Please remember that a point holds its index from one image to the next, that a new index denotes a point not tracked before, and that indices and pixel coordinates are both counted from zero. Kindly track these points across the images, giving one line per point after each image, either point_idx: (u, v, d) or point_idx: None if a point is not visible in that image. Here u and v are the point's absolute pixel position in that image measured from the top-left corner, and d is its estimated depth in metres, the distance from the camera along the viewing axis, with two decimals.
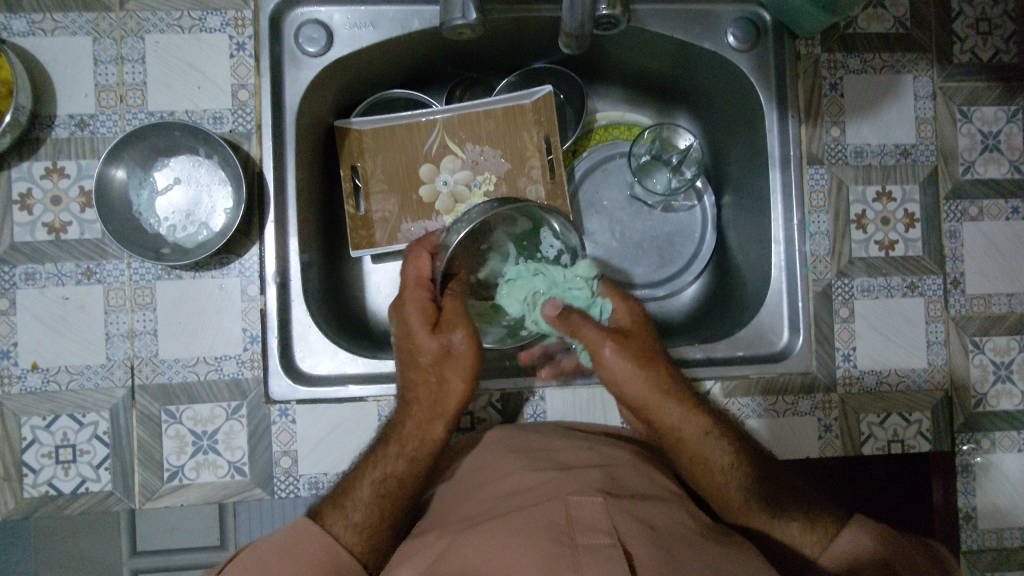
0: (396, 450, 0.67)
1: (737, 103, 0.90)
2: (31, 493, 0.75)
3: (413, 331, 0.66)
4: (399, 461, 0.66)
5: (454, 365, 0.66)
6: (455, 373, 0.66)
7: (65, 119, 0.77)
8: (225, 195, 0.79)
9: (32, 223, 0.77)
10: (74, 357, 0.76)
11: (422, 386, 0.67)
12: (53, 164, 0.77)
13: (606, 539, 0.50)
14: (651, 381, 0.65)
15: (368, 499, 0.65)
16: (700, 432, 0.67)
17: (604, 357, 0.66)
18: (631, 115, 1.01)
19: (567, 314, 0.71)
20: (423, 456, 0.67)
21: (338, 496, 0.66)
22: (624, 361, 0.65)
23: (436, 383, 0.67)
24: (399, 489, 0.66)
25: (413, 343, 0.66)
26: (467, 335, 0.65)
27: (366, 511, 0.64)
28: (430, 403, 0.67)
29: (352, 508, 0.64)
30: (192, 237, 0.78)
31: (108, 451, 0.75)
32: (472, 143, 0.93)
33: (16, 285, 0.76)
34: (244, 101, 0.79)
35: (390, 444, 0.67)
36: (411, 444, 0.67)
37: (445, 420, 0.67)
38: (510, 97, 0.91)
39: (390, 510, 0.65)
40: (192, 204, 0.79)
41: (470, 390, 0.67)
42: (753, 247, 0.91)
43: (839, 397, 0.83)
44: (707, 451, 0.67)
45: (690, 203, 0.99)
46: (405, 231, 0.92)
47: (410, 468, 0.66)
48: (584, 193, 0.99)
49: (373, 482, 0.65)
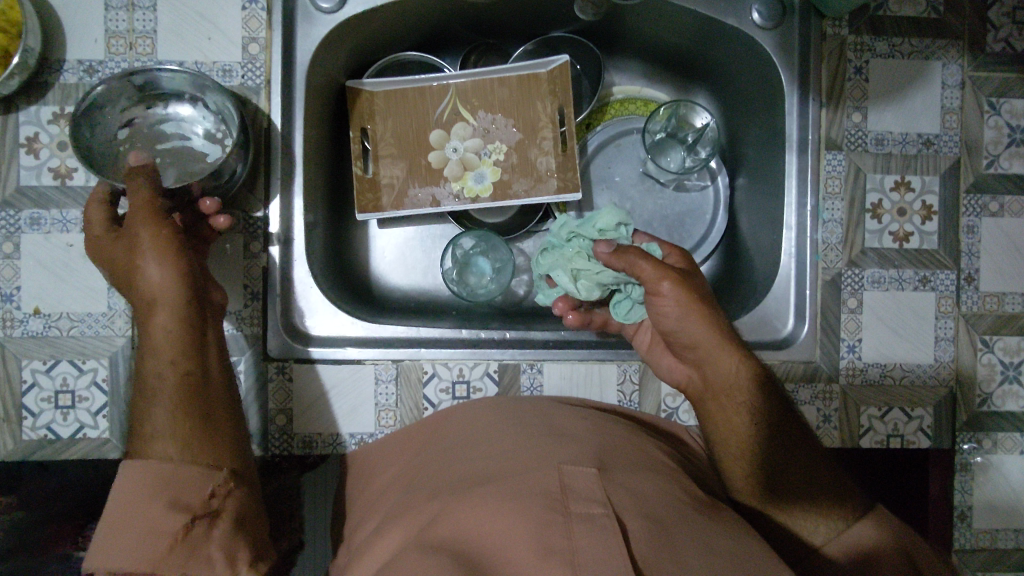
0: (160, 351, 0.63)
1: (757, 82, 0.88)
2: (29, 436, 0.75)
3: (108, 243, 0.66)
4: (169, 360, 0.62)
5: (151, 255, 0.63)
6: (150, 260, 0.63)
7: (74, 65, 0.77)
8: (223, 142, 0.80)
9: (38, 168, 0.76)
10: (76, 304, 0.76)
11: (144, 285, 0.64)
12: (60, 110, 0.77)
13: (600, 510, 0.50)
14: (704, 321, 0.68)
15: (163, 417, 0.60)
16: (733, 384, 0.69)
17: (660, 292, 0.67)
18: (649, 90, 0.99)
19: (623, 252, 0.68)
20: (186, 336, 0.64)
21: (139, 428, 0.61)
22: (682, 297, 0.67)
23: (149, 279, 0.63)
24: (185, 386, 0.62)
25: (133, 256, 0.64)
26: (140, 224, 0.64)
27: (173, 426, 0.60)
28: (159, 295, 0.63)
29: (163, 431, 0.60)
30: (177, 178, 0.77)
31: (106, 399, 0.76)
32: (484, 110, 0.92)
33: (20, 230, 0.75)
34: (254, 54, 0.78)
35: (154, 352, 0.63)
36: (162, 339, 0.63)
37: (192, 307, 0.65)
38: (525, 65, 0.89)
39: (196, 412, 0.62)
40: (183, 148, 0.79)
41: (189, 272, 0.65)
42: (763, 232, 0.89)
43: (840, 387, 0.82)
44: (731, 404, 0.69)
45: (704, 183, 0.98)
46: (412, 196, 0.91)
47: (181, 363, 0.63)
48: (596, 167, 0.97)
49: (160, 397, 0.61)
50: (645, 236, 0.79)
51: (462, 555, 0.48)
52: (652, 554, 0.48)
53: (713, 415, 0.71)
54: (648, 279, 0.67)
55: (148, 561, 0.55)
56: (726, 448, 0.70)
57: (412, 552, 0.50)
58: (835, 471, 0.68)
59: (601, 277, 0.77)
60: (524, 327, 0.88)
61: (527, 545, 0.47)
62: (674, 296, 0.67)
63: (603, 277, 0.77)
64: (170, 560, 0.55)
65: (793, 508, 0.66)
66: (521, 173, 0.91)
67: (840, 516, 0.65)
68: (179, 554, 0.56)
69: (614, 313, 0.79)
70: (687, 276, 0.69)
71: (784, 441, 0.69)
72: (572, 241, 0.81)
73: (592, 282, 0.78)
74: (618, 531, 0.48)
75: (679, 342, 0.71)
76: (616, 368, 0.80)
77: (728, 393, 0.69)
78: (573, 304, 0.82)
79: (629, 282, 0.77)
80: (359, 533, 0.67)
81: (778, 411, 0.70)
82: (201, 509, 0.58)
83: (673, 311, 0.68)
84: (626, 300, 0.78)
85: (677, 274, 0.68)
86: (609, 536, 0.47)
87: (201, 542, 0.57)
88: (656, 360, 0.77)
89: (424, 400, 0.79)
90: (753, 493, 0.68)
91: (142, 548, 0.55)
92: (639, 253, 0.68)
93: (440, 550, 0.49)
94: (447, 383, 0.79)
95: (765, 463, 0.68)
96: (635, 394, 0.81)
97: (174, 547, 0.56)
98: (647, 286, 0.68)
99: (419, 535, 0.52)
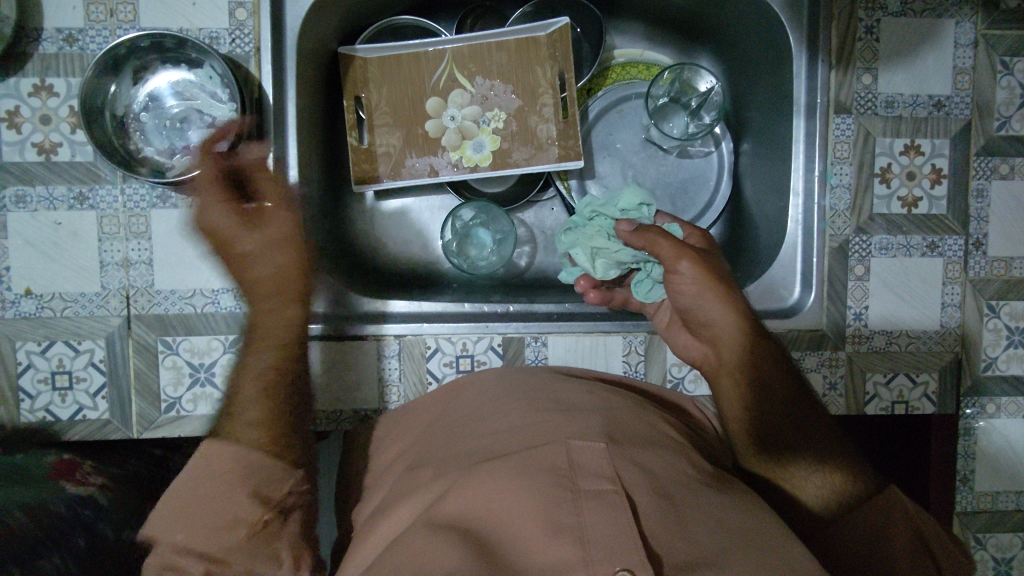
0: (262, 342, 0.65)
1: (765, 42, 0.85)
2: (28, 418, 0.74)
3: (231, 221, 0.62)
4: (269, 350, 0.65)
5: (279, 252, 0.64)
6: (275, 253, 0.64)
7: (52, 33, 0.73)
8: (227, 103, 0.75)
9: (21, 143, 0.73)
10: (68, 284, 0.74)
11: (262, 273, 0.64)
12: (41, 81, 0.73)
13: (607, 483, 0.49)
14: (716, 296, 0.67)
15: (257, 399, 0.62)
16: (740, 359, 0.69)
17: (675, 268, 0.67)
18: (650, 53, 0.96)
19: (642, 229, 0.69)
20: (292, 334, 0.66)
21: (234, 410, 0.61)
22: (700, 275, 0.67)
23: (271, 269, 0.64)
24: (282, 379, 0.64)
25: (229, 241, 0.63)
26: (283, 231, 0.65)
27: (264, 415, 0.61)
28: (273, 289, 0.65)
29: (256, 418, 0.61)
30: (195, 160, 0.74)
31: (105, 379, 0.74)
32: (482, 76, 0.89)
33: (6, 208, 0.73)
34: (241, 20, 0.75)
35: (259, 344, 0.65)
36: (269, 329, 0.65)
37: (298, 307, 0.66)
38: (524, 28, 0.86)
39: (286, 408, 0.63)
40: (193, 115, 0.76)
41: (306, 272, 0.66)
42: (769, 199, 0.88)
43: (845, 354, 0.82)
44: (740, 378, 0.69)
45: (707, 149, 0.96)
46: (409, 166, 0.89)
47: (284, 359, 0.65)
48: (597, 134, 0.95)
49: (255, 384, 0.63)
50: (666, 216, 0.78)
51: (473, 532, 0.48)
52: (658, 521, 0.48)
53: (720, 390, 0.71)
54: (665, 256, 0.67)
55: (221, 545, 0.54)
56: (731, 421, 0.70)
57: (420, 528, 0.49)
58: (841, 442, 0.68)
59: (622, 255, 0.76)
60: (527, 300, 0.86)
61: (534, 522, 0.46)
62: (691, 275, 0.67)
63: (626, 255, 0.76)
64: (244, 549, 0.54)
65: (798, 479, 0.66)
66: (521, 141, 0.89)
67: (843, 480, 0.65)
68: (252, 546, 0.55)
69: (636, 292, 0.77)
70: (704, 253, 0.68)
71: (791, 414, 0.68)
72: (595, 219, 0.80)
73: (612, 261, 0.77)
74: (629, 508, 0.47)
75: (693, 316, 0.70)
76: (622, 339, 0.80)
77: (736, 366, 0.69)
78: (595, 282, 0.82)
79: (650, 261, 0.76)
80: (362, 515, 0.66)
81: (788, 384, 0.69)
82: (279, 506, 0.57)
83: (691, 286, 0.67)
84: (648, 280, 0.77)
85: (693, 249, 0.67)
86: (619, 513, 0.46)
87: (275, 536, 0.56)
88: (672, 338, 0.76)
89: (427, 374, 0.78)
90: (759, 465, 0.69)
91: (216, 533, 0.54)
92: (659, 232, 0.69)
93: (449, 530, 0.48)
94: (451, 357, 0.78)
95: (770, 436, 0.68)
96: (641, 364, 0.80)
97: (250, 537, 0.55)
98: (664, 263, 0.68)
99: (425, 512, 0.51)
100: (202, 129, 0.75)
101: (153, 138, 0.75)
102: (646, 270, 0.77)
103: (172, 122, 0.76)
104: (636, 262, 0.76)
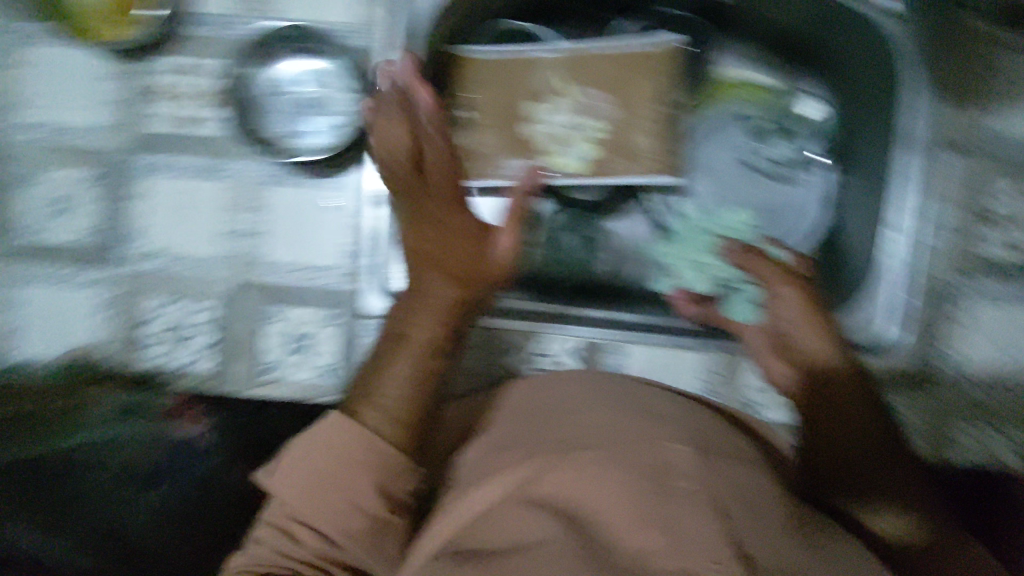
0: (418, 320, 0.67)
1: (881, 75, 0.83)
2: (141, 366, 0.80)
3: (446, 204, 0.72)
4: (430, 327, 0.66)
5: (466, 244, 0.71)
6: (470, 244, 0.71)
7: (208, 18, 0.80)
8: (350, 93, 0.80)
9: (170, 115, 0.80)
10: (196, 247, 0.81)
11: (453, 255, 0.70)
12: (192, 61, 0.80)
13: (697, 488, 0.50)
14: (819, 325, 0.70)
15: (404, 377, 0.63)
16: (838, 395, 0.69)
17: (780, 293, 0.71)
18: (760, 76, 0.95)
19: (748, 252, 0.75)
20: (452, 323, 0.68)
21: (372, 390, 0.62)
22: (802, 301, 0.71)
23: (468, 255, 0.70)
24: (431, 358, 0.65)
25: (449, 215, 0.72)
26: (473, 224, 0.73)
27: (404, 399, 0.62)
28: (452, 265, 0.69)
29: (391, 401, 0.62)
30: (314, 144, 0.78)
31: (214, 337, 0.80)
32: (586, 86, 0.90)
33: (151, 171, 0.80)
34: (373, 17, 0.80)
35: (408, 342, 0.65)
36: (429, 312, 0.67)
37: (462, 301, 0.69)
38: (635, 41, 0.88)
39: (426, 399, 0.64)
40: (316, 103, 0.80)
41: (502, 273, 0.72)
42: (868, 232, 0.87)
43: (928, 395, 0.81)
44: (832, 411, 0.69)
45: (807, 178, 0.95)
46: (503, 167, 0.90)
47: (445, 337, 0.66)
48: (698, 151, 0.97)
49: (405, 369, 0.63)
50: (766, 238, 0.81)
51: (567, 516, 0.50)
52: (748, 533, 0.48)
53: (807, 420, 0.70)
54: (771, 281, 0.72)
55: (341, 530, 0.55)
56: (816, 454, 0.69)
57: (512, 506, 0.52)
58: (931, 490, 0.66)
59: (720, 271, 0.86)
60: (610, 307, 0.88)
61: (625, 514, 0.48)
62: (793, 300, 0.71)
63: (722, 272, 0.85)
64: (357, 541, 0.55)
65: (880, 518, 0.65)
66: (620, 153, 0.90)
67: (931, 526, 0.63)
68: (370, 539, 0.55)
69: (732, 311, 0.83)
70: (807, 280, 0.73)
71: (882, 454, 0.66)
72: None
73: (710, 275, 0.87)
74: (719, 516, 0.48)
75: (793, 344, 0.72)
76: (701, 357, 0.80)
77: (829, 398, 0.69)
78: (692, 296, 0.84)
79: (746, 283, 0.84)
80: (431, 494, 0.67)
81: (881, 422, 0.67)
82: (395, 503, 0.57)
83: (794, 313, 0.71)
84: (743, 300, 0.83)
85: (800, 278, 0.72)
86: (710, 521, 0.47)
87: (388, 534, 0.57)
88: (761, 360, 0.77)
89: (508, 368, 0.82)
90: (845, 499, 0.66)
91: (341, 517, 0.55)
92: (764, 256, 0.74)
93: (546, 512, 0.50)
94: (532, 355, 0.81)
95: (857, 473, 0.66)
96: (718, 385, 0.81)
97: (368, 527, 0.56)
98: (767, 287, 0.73)
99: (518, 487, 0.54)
100: (322, 117, 0.80)
101: (275, 120, 0.80)
102: (742, 290, 0.84)
103: (294, 106, 0.80)
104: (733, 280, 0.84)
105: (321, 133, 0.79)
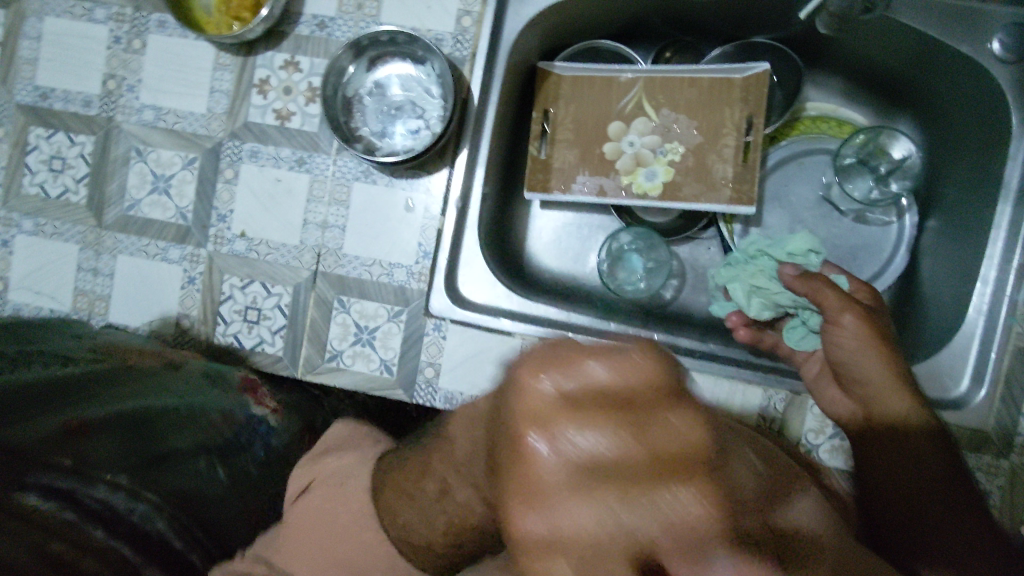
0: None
1: (980, 119, 0.80)
2: (219, 340, 0.85)
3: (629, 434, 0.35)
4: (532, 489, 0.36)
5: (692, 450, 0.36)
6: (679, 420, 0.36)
7: (309, 18, 0.84)
8: (439, 99, 0.83)
9: (264, 107, 0.85)
10: (275, 234, 0.84)
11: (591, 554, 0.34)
12: (291, 58, 0.85)
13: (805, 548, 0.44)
14: (881, 356, 0.69)
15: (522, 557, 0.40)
16: (902, 437, 0.68)
17: (840, 321, 0.70)
18: (845, 110, 0.94)
19: (809, 276, 0.73)
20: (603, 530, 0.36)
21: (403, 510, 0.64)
22: (863, 332, 0.69)
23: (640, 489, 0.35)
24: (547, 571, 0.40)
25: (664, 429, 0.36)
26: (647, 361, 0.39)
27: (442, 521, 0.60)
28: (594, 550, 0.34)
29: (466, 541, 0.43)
30: (403, 145, 0.83)
31: (286, 321, 0.84)
32: (668, 109, 0.91)
33: (241, 160, 0.85)
34: (465, 27, 0.83)
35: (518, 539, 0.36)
36: (557, 520, 0.34)
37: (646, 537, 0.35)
38: (721, 68, 0.88)
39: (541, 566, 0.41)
40: (407, 106, 0.84)
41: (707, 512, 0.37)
42: (949, 280, 0.83)
43: (1009, 465, 0.74)
44: (897, 454, 0.69)
45: (888, 219, 0.92)
46: (579, 183, 0.92)
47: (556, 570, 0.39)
48: (773, 182, 0.94)
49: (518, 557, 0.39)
50: (832, 266, 0.79)
51: None
52: None
53: (869, 460, 0.71)
54: (830, 306, 0.70)
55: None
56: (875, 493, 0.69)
57: None
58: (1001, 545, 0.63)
59: (782, 297, 0.77)
60: (669, 331, 0.88)
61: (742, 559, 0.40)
62: (853, 329, 0.69)
63: (782, 297, 0.78)
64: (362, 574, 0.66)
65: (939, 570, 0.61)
66: (695, 177, 0.90)
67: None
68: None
69: (787, 337, 0.79)
70: (871, 311, 0.71)
71: (942, 506, 0.65)
72: (755, 259, 0.81)
73: (769, 301, 0.78)
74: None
75: (850, 373, 0.71)
76: (762, 392, 0.76)
77: (892, 437, 0.69)
78: (747, 320, 0.81)
79: (808, 309, 0.77)
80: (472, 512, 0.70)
81: (946, 469, 0.66)
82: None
83: (854, 343, 0.70)
84: (799, 327, 0.78)
85: (860, 306, 0.70)
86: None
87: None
88: (818, 391, 0.75)
89: None
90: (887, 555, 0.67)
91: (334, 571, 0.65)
92: (825, 281, 0.72)
93: None
94: None
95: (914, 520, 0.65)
96: (777, 424, 0.76)
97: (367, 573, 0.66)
98: (827, 315, 0.71)
99: None
100: (410, 119, 0.84)
101: (366, 118, 0.84)
102: (800, 316, 0.78)
103: (384, 107, 0.85)
104: (791, 305, 0.77)
105: (408, 134, 0.84)
